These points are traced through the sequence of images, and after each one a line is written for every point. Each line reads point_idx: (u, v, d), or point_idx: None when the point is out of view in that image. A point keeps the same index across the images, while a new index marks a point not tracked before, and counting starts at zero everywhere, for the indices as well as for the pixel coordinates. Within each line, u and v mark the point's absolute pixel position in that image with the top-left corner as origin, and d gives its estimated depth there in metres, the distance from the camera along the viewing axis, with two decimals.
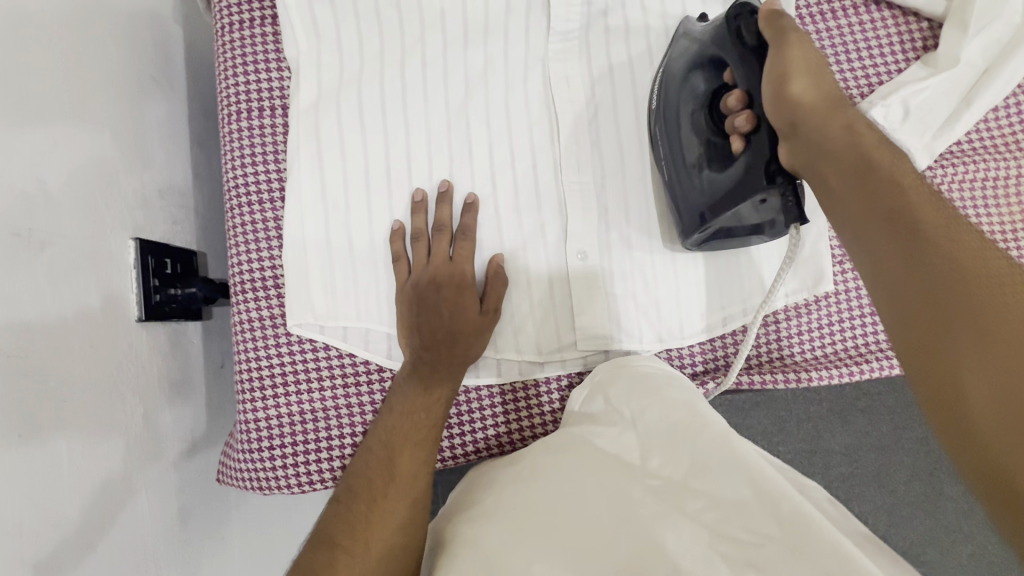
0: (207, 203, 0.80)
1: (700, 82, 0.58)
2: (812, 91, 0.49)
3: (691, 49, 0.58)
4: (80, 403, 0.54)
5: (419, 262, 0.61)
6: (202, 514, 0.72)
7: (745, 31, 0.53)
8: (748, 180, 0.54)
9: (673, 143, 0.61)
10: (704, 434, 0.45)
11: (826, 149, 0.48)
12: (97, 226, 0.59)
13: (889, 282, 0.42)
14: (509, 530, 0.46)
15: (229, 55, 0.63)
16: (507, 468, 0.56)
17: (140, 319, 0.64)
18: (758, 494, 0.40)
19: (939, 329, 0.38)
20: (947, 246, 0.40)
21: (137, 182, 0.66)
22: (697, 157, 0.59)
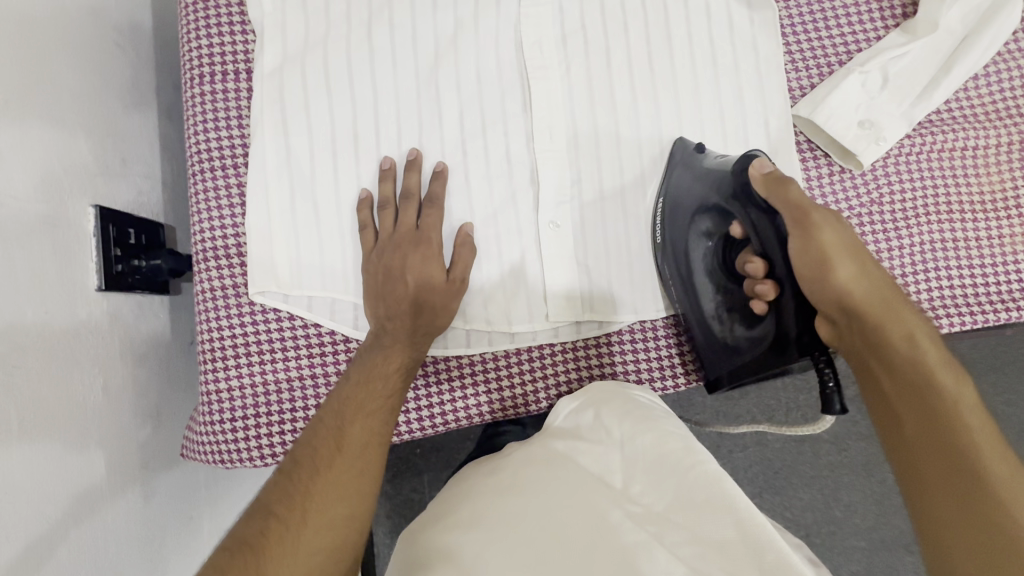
0: (176, 176, 0.79)
1: (708, 229, 0.60)
2: (858, 275, 0.51)
3: (700, 189, 0.60)
4: (34, 370, 0.52)
5: (386, 230, 0.60)
6: (167, 491, 0.70)
7: (754, 193, 0.54)
8: (778, 343, 0.57)
9: (685, 283, 0.61)
10: (696, 471, 0.46)
11: (863, 322, 0.51)
12: (54, 190, 0.57)
13: (895, 431, 0.47)
14: (483, 537, 0.45)
15: (191, 17, 0.61)
16: (479, 478, 0.55)
17: (101, 288, 0.62)
18: (743, 536, 0.41)
19: (950, 486, 0.41)
20: (944, 392, 0.46)
21: (100, 148, 0.65)
22: (714, 307, 0.60)
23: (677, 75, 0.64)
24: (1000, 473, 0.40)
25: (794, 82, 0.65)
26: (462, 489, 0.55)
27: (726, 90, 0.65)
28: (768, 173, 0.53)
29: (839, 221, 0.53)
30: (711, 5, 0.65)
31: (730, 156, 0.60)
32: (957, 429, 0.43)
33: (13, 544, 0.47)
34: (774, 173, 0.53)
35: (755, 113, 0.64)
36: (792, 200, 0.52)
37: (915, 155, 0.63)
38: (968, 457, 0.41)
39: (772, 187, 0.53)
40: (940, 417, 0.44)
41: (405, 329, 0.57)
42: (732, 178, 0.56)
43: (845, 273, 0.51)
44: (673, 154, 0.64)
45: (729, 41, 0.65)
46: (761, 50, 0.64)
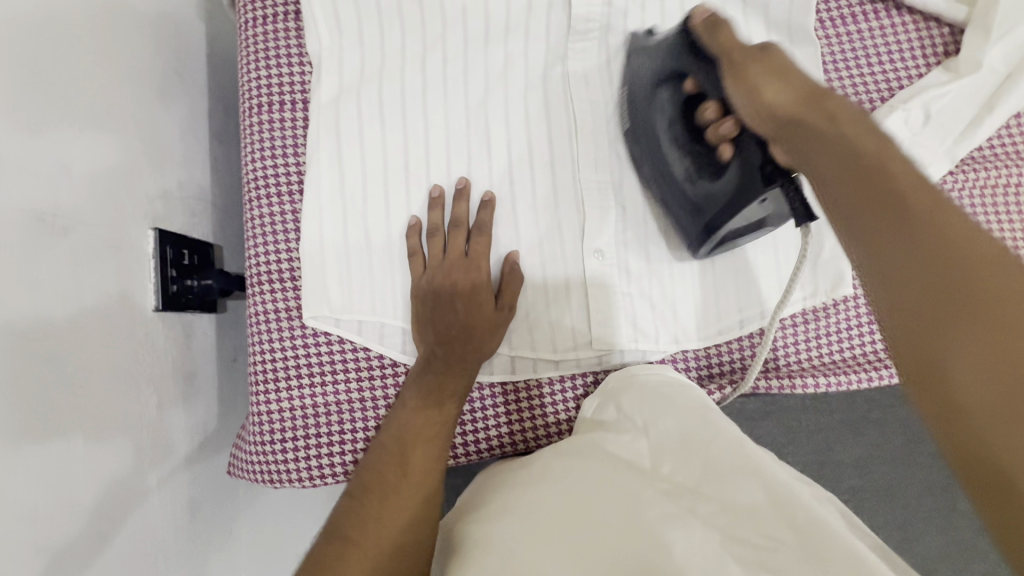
0: (224, 196, 0.81)
1: (670, 96, 0.57)
2: (789, 93, 0.48)
3: (653, 65, 0.59)
4: (95, 388, 0.54)
5: (435, 256, 0.62)
6: (210, 506, 0.71)
7: (698, 43, 0.54)
8: (746, 180, 0.53)
9: (657, 159, 0.60)
10: (717, 439, 0.46)
11: (814, 135, 0.45)
12: (118, 213, 0.59)
13: (875, 258, 0.38)
14: (519, 527, 0.47)
15: (252, 49, 0.64)
16: (521, 474, 0.57)
17: (157, 308, 0.64)
18: (771, 496, 0.40)
19: (974, 352, 0.31)
20: (912, 208, 0.37)
21: (158, 172, 0.67)
22: (685, 170, 0.58)
23: None
24: (1010, 346, 0.30)
25: None
26: (499, 482, 0.58)
27: None
28: (708, 22, 0.54)
29: (787, 55, 0.50)
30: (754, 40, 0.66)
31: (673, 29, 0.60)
32: (983, 276, 0.33)
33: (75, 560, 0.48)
34: (710, 15, 0.54)
35: None
36: (724, 41, 0.52)
37: (958, 190, 0.64)
38: (976, 271, 0.33)
39: (708, 33, 0.53)
40: (969, 257, 0.34)
41: (459, 354, 0.57)
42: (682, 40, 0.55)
43: (782, 96, 0.48)
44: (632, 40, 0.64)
45: None
46: None
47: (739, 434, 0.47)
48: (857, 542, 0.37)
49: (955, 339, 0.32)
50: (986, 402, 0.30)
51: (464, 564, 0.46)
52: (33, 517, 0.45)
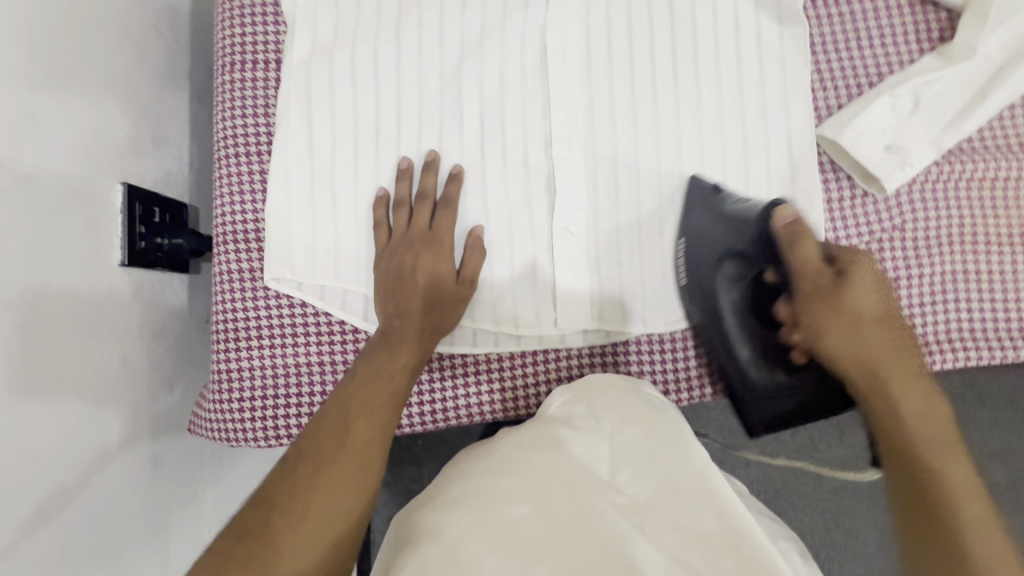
0: (202, 158, 0.80)
1: (734, 275, 0.60)
2: (863, 333, 0.55)
3: (717, 229, 0.60)
4: (57, 338, 0.54)
5: (399, 229, 0.61)
6: (175, 465, 0.72)
7: (752, 224, 0.57)
8: (822, 384, 0.59)
9: (714, 325, 0.61)
10: (682, 464, 0.48)
11: (879, 374, 0.54)
12: (87, 166, 0.59)
13: (888, 465, 0.50)
14: (469, 518, 0.45)
15: (227, 7, 0.63)
16: (470, 459, 0.55)
17: (123, 263, 0.64)
18: (722, 528, 0.44)
19: (931, 525, 0.45)
20: (905, 418, 0.52)
21: (132, 129, 0.67)
22: (751, 356, 0.60)
23: (703, 89, 0.64)
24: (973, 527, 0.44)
25: (822, 100, 0.64)
26: (453, 471, 0.55)
27: (750, 106, 0.63)
28: (792, 227, 0.55)
29: (864, 276, 0.57)
30: (741, 19, 0.64)
31: (752, 201, 0.60)
32: (934, 475, 0.47)
33: (26, 503, 0.49)
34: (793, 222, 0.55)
35: (777, 129, 0.63)
36: (807, 259, 0.56)
37: (942, 181, 0.62)
38: (924, 445, 0.50)
39: (787, 238, 0.56)
40: (927, 457, 0.49)
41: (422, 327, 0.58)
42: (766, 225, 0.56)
43: (822, 313, 0.56)
44: (688, 198, 0.63)
45: (756, 56, 0.64)
46: (789, 67, 0.63)
47: (703, 457, 0.49)
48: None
49: (932, 525, 0.45)
50: (933, 567, 0.43)
51: (406, 548, 0.45)
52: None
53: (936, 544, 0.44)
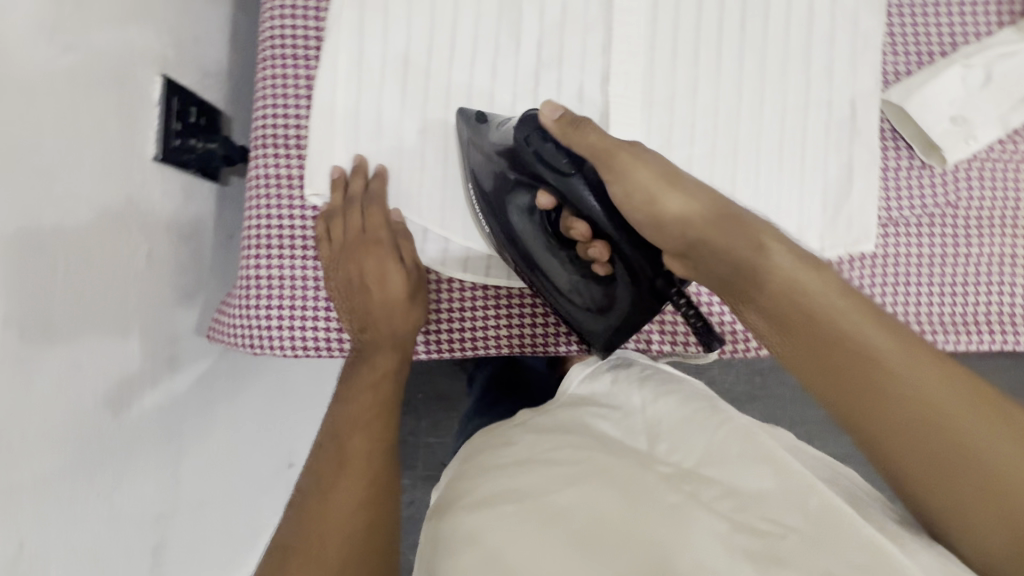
0: (239, 68, 0.78)
1: (527, 203, 0.59)
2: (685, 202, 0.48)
3: (496, 169, 0.59)
4: (88, 219, 0.53)
5: (337, 239, 0.60)
6: (190, 375, 0.71)
7: (543, 156, 0.55)
8: (635, 286, 0.57)
9: (535, 273, 0.59)
10: (726, 427, 0.44)
11: (754, 282, 0.45)
12: (127, 49, 0.57)
13: (847, 394, 0.39)
14: (501, 514, 0.40)
15: None
16: (491, 448, 0.50)
17: (157, 158, 0.62)
18: (787, 491, 0.38)
19: (959, 481, 0.36)
20: (862, 338, 0.40)
21: (175, 20, 0.64)
22: (567, 281, 0.59)
23: (770, 42, 0.61)
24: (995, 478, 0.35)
25: (890, 66, 0.62)
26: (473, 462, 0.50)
27: (816, 64, 0.61)
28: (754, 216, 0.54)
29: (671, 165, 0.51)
30: None
31: (506, 125, 0.58)
32: (902, 385, 0.38)
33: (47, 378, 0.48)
34: (558, 120, 0.54)
35: (841, 91, 0.61)
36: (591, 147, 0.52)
37: (1000, 161, 0.60)
38: (901, 376, 0.38)
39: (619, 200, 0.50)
40: (909, 394, 0.38)
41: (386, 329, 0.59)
42: (524, 126, 0.56)
43: (704, 217, 0.47)
44: (464, 123, 0.59)
45: (829, 11, 0.61)
46: (861, 26, 0.61)
47: (744, 419, 0.45)
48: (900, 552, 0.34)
49: (942, 448, 0.36)
50: (973, 512, 0.35)
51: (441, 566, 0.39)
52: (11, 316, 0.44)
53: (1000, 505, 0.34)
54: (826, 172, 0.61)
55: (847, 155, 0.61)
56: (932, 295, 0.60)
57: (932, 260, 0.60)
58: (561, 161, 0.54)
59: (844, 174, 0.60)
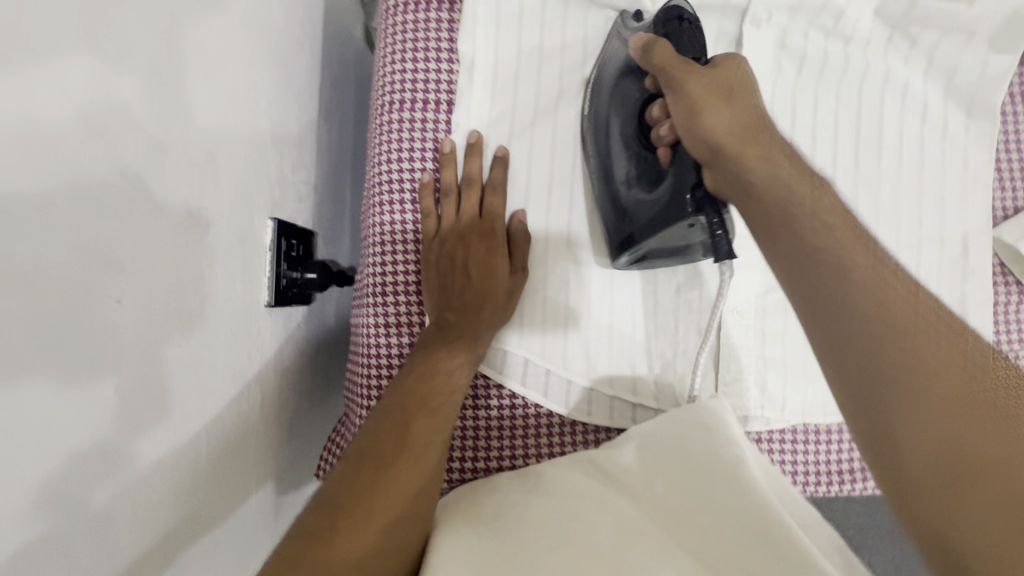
0: (323, 180, 0.76)
1: (631, 90, 0.56)
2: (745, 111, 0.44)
3: (625, 52, 0.57)
4: (220, 391, 0.51)
5: (448, 218, 0.59)
6: (286, 508, 0.69)
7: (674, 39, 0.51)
8: (669, 196, 0.50)
9: (599, 120, 0.59)
10: (722, 473, 0.48)
11: (741, 174, 0.41)
12: (246, 203, 0.55)
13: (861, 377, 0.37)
14: (497, 548, 0.45)
15: (398, 41, 0.60)
16: (505, 477, 0.56)
17: (269, 303, 0.60)
18: (764, 542, 0.42)
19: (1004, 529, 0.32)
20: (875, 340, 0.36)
21: (279, 155, 0.62)
22: (625, 175, 0.56)
23: (882, 176, 0.62)
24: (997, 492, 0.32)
25: (998, 202, 0.63)
26: (492, 481, 0.56)
27: (927, 199, 0.62)
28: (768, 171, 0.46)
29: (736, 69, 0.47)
30: (930, 106, 0.62)
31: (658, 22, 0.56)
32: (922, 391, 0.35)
33: None
34: (649, 39, 0.52)
35: (952, 226, 0.62)
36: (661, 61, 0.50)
37: None
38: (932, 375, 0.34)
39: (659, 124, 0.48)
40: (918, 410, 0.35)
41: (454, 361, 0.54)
42: (670, 13, 0.53)
43: (723, 120, 0.43)
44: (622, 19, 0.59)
45: (940, 146, 0.62)
46: (970, 163, 0.62)
47: (742, 464, 0.48)
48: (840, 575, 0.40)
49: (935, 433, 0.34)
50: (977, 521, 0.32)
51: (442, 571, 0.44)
52: (153, 520, 0.43)
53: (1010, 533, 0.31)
54: None
55: (960, 292, 0.61)
56: None
57: None
58: (684, 48, 0.51)
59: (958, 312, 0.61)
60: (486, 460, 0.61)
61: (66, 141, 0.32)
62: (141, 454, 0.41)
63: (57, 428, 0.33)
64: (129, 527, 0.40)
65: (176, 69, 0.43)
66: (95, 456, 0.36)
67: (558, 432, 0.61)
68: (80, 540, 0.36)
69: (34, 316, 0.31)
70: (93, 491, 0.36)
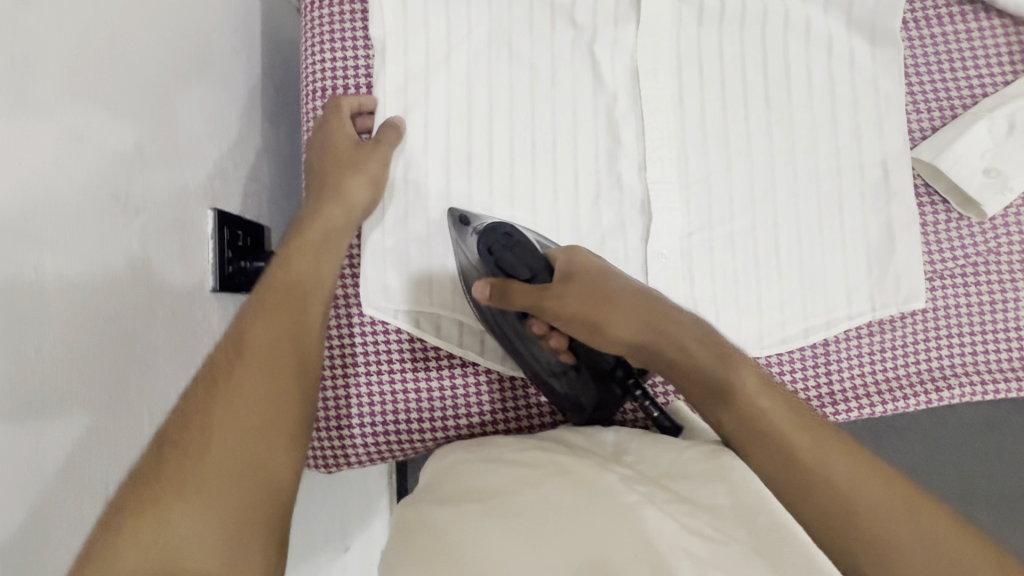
0: (273, 179, 0.80)
1: (508, 318, 0.58)
2: (619, 288, 0.54)
3: (476, 261, 0.59)
4: (163, 370, 0.54)
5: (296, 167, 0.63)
6: None
7: (506, 257, 0.57)
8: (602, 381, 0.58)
9: (520, 358, 0.59)
10: (694, 449, 0.49)
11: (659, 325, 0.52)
12: (183, 193, 0.59)
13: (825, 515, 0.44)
14: (471, 517, 0.45)
15: (317, 33, 0.64)
16: (470, 452, 0.56)
17: (214, 288, 0.63)
18: (737, 505, 0.43)
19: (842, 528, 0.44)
20: (831, 478, 0.45)
21: (218, 152, 0.66)
22: (547, 368, 0.58)
23: (794, 111, 0.63)
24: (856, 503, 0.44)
25: (915, 123, 0.64)
26: (456, 458, 0.56)
27: (842, 129, 0.63)
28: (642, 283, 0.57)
29: (589, 264, 0.56)
30: (834, 40, 0.64)
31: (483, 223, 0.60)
32: (821, 477, 0.45)
33: None
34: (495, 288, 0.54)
35: (871, 152, 0.63)
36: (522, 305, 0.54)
37: None
38: (867, 505, 0.44)
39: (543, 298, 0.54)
40: (808, 458, 0.46)
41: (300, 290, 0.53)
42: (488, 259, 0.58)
43: (630, 331, 0.52)
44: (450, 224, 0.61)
45: (849, 78, 0.63)
46: (882, 89, 0.63)
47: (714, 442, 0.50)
48: (813, 545, 0.39)
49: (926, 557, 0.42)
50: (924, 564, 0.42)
51: (413, 546, 0.44)
52: (96, 486, 0.44)
53: (868, 537, 0.43)
54: (866, 232, 0.62)
55: (885, 215, 0.62)
56: (990, 341, 0.61)
57: (986, 311, 0.61)
58: (522, 265, 0.57)
59: (885, 234, 0.62)
60: (433, 421, 0.62)
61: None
62: (73, 419, 0.42)
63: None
64: (69, 490, 0.41)
65: (88, 67, 0.46)
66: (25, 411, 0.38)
67: (499, 389, 0.62)
68: (19, 496, 0.37)
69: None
70: (28, 452, 0.38)
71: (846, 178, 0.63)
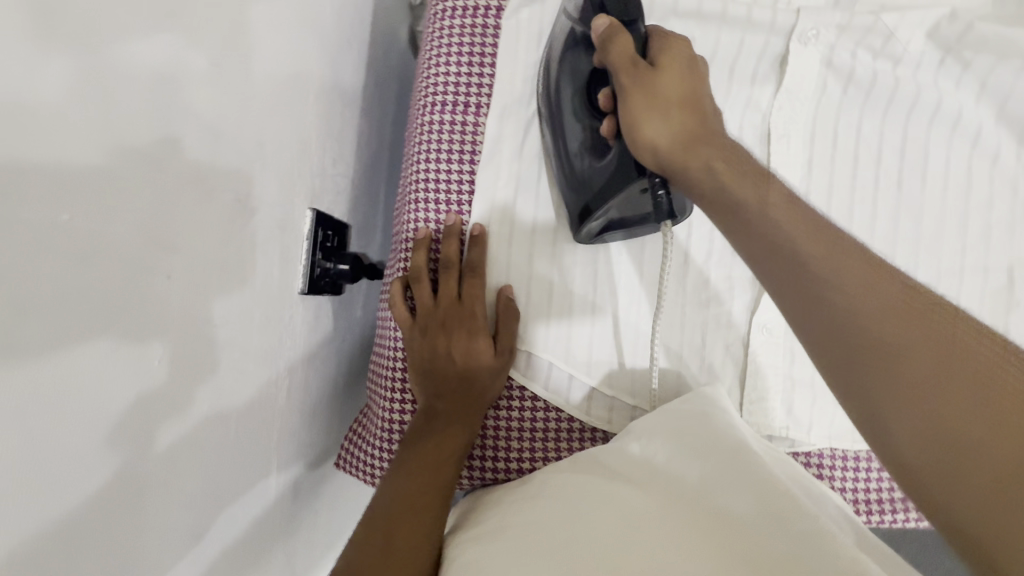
0: (361, 176, 0.78)
1: (565, 76, 0.57)
2: (684, 83, 0.49)
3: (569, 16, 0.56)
4: (253, 374, 0.51)
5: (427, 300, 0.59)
6: (307, 496, 0.69)
7: (609, 4, 0.52)
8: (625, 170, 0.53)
9: (556, 128, 0.58)
10: (716, 450, 0.47)
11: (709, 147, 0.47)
12: (288, 193, 0.56)
13: (822, 345, 0.37)
14: (503, 548, 0.43)
15: (444, 44, 0.61)
16: (506, 493, 0.54)
17: (303, 291, 0.61)
18: (764, 509, 0.40)
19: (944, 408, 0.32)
20: (837, 287, 0.36)
21: (322, 148, 0.63)
22: (578, 144, 0.56)
23: (925, 199, 0.60)
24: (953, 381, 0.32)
25: None
26: (489, 499, 0.55)
27: (973, 227, 0.60)
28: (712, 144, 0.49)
29: (681, 55, 0.51)
30: (982, 132, 0.60)
31: None
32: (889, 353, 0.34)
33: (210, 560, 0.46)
34: (608, 27, 0.51)
35: (998, 255, 0.60)
36: (615, 58, 0.50)
37: None
38: (910, 346, 0.34)
39: (604, 42, 0.51)
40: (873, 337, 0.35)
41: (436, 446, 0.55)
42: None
43: (672, 138, 0.47)
44: None
45: (989, 174, 0.60)
46: (1021, 192, 0.60)
47: (737, 439, 0.48)
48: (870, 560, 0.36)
49: (911, 419, 0.33)
50: (983, 506, 0.30)
51: None
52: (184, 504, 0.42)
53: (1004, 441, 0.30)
54: None
55: (1004, 324, 0.60)
56: None
57: None
58: (622, 9, 0.52)
59: None
60: (506, 459, 0.61)
61: (125, 101, 0.31)
62: (177, 436, 0.40)
63: (106, 422, 0.33)
64: (159, 516, 0.39)
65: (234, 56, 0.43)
66: (131, 430, 0.35)
67: (578, 440, 0.61)
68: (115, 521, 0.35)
69: (83, 285, 0.30)
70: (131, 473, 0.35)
71: (970, 279, 0.60)
